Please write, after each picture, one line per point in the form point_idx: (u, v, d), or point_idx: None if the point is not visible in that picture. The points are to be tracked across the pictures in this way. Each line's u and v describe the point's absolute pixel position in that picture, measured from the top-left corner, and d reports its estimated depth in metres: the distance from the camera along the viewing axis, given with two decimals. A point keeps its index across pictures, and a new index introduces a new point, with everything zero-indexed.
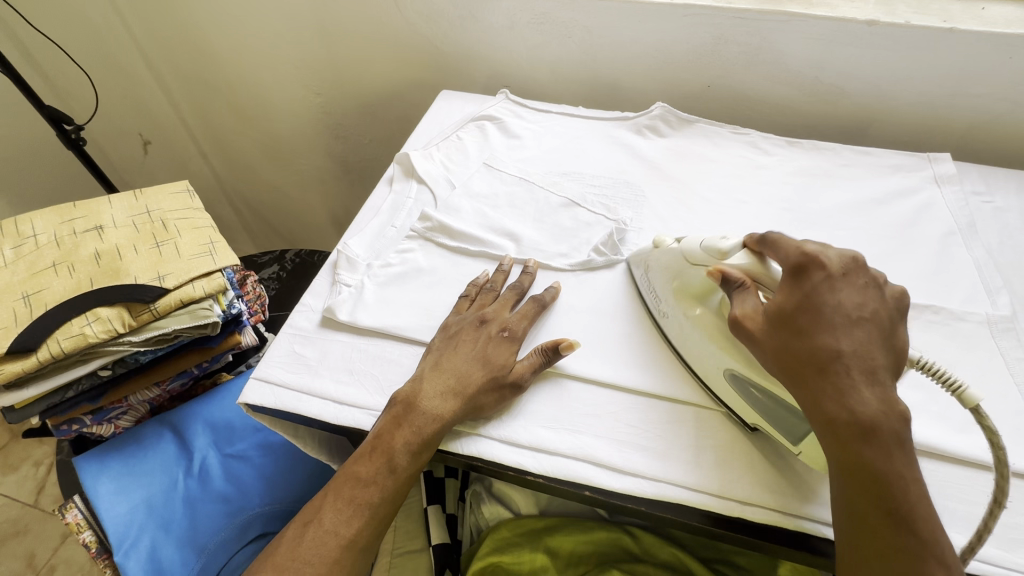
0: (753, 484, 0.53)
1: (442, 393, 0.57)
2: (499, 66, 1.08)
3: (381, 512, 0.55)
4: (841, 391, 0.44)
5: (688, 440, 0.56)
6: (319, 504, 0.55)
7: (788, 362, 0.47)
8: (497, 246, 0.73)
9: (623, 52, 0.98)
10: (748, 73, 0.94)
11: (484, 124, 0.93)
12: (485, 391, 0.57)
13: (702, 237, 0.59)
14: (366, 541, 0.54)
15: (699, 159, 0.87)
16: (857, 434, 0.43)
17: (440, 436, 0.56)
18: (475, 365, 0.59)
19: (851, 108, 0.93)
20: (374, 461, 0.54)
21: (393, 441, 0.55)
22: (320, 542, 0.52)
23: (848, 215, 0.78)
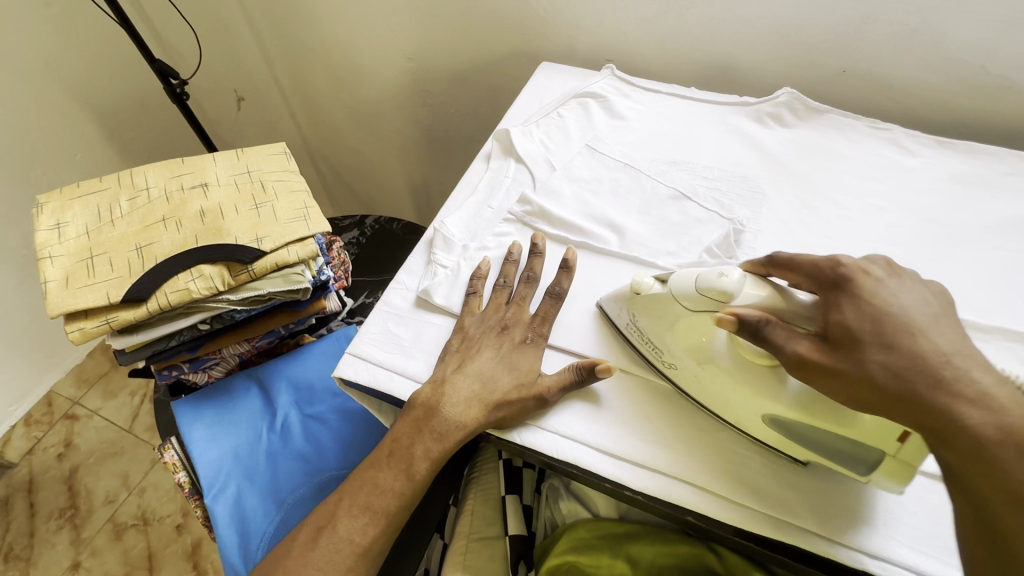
0: (892, 538, 0.47)
1: (461, 401, 0.55)
2: (602, 38, 1.00)
3: (399, 518, 0.55)
4: (973, 401, 0.37)
5: (813, 477, 0.51)
6: (338, 509, 0.55)
7: (894, 387, 0.40)
8: (599, 238, 0.68)
9: (747, 28, 0.88)
10: (897, 58, 0.82)
11: (587, 102, 0.88)
12: (509, 402, 0.55)
13: (695, 272, 0.50)
14: (384, 548, 0.55)
15: (829, 155, 0.77)
16: (1013, 450, 0.35)
17: (461, 442, 0.55)
18: (494, 375, 0.56)
19: (1019, 106, 0.80)
20: (391, 468, 0.55)
21: (412, 449, 0.55)
22: (337, 548, 0.53)
23: (1010, 233, 0.67)
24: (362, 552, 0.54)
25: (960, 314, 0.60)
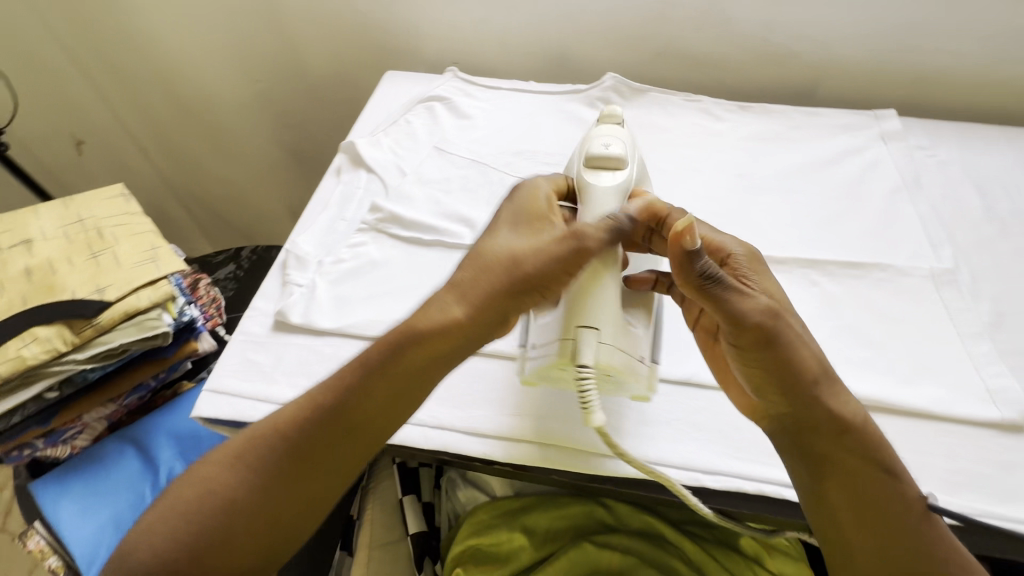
0: (721, 452, 0.54)
1: (456, 286, 0.52)
2: (445, 40, 1.04)
3: (345, 423, 0.50)
4: (837, 398, 0.50)
5: (657, 414, 0.56)
6: (281, 409, 0.52)
7: (796, 392, 0.49)
8: (452, 234, 0.71)
9: (571, 20, 0.95)
10: (699, 37, 0.93)
11: (433, 105, 0.90)
12: (509, 282, 0.51)
13: (606, 129, 0.61)
14: (323, 456, 0.50)
15: (653, 129, 0.86)
16: (858, 442, 0.49)
17: (451, 323, 0.51)
18: (501, 251, 0.53)
19: (800, 68, 0.93)
20: (357, 363, 0.52)
21: (389, 339, 0.52)
22: (265, 447, 0.50)
23: (801, 177, 0.78)
24: (296, 451, 0.50)
25: (765, 252, 0.70)
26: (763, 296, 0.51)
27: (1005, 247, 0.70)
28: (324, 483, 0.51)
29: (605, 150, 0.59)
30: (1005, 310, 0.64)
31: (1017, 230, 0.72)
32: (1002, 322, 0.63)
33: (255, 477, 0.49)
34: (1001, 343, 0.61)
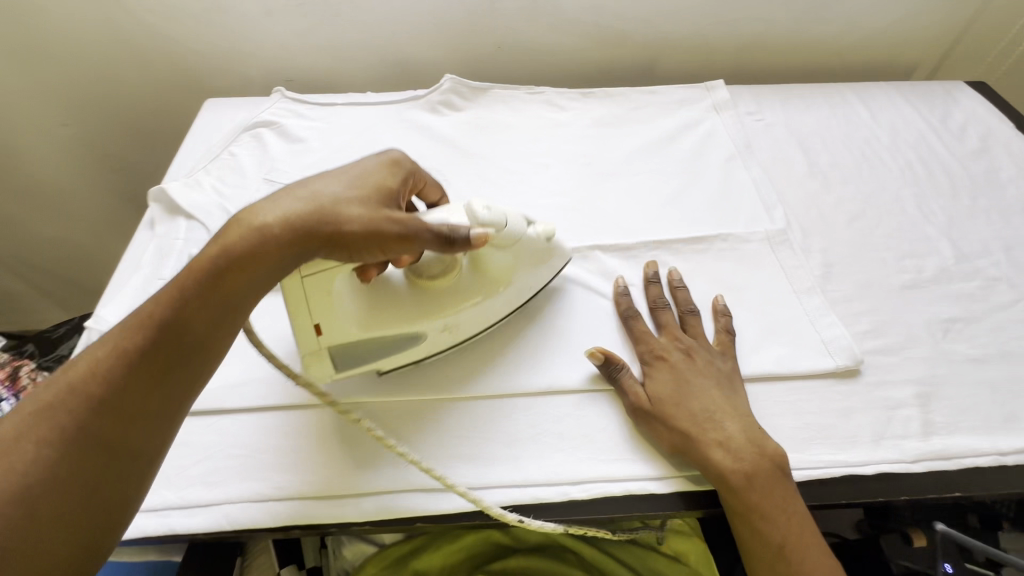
0: (582, 457, 0.53)
1: (263, 203, 0.45)
2: (272, 57, 0.95)
3: (158, 363, 0.40)
4: (725, 447, 0.50)
5: (519, 430, 0.54)
6: (61, 372, 0.39)
7: (680, 441, 0.51)
8: None
9: (400, 23, 0.90)
10: (532, 28, 0.91)
11: (260, 132, 0.82)
12: (335, 199, 0.46)
13: (507, 213, 0.55)
14: (132, 409, 0.39)
15: (498, 128, 0.83)
16: (743, 481, 0.49)
17: (269, 255, 0.43)
18: (319, 177, 0.49)
19: (634, 49, 0.94)
20: (164, 295, 0.42)
21: (193, 264, 0.43)
22: (43, 416, 0.37)
23: (644, 157, 0.79)
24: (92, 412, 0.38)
25: (616, 239, 0.70)
26: (667, 378, 0.55)
27: (828, 198, 0.74)
28: (137, 456, 0.39)
29: (484, 209, 0.53)
30: (833, 260, 0.68)
31: (836, 181, 0.76)
32: (831, 272, 0.66)
33: (30, 459, 0.35)
34: (831, 293, 0.65)
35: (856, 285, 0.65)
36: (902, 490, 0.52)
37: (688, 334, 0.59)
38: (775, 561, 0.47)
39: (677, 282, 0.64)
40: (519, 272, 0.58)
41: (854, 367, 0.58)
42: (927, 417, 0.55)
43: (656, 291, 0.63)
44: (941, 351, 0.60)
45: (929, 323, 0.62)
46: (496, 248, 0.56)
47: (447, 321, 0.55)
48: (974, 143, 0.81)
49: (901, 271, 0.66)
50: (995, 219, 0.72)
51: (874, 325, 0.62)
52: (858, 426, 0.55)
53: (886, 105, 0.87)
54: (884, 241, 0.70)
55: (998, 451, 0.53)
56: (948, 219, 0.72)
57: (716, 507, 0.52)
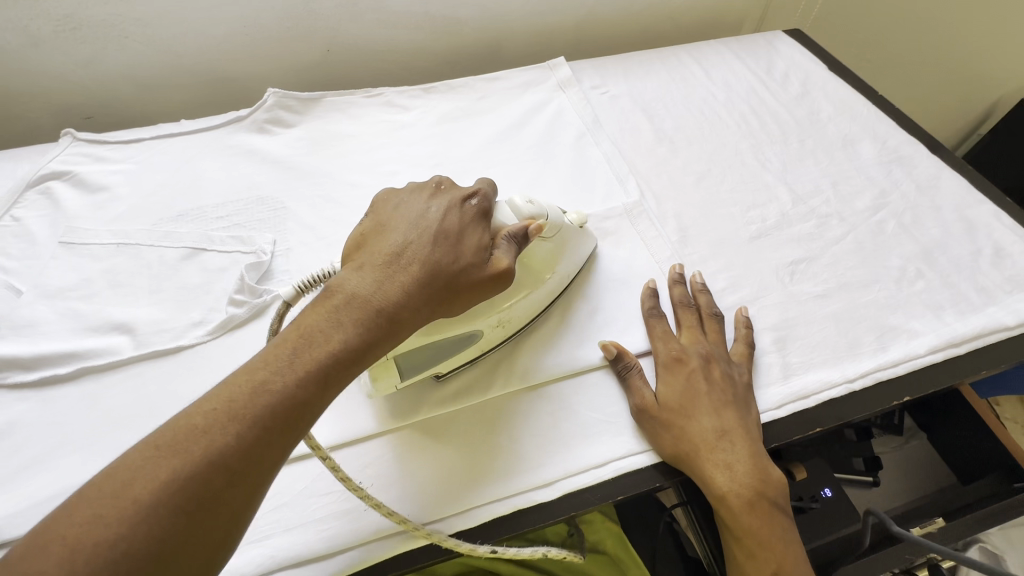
0: (475, 493, 0.49)
1: (383, 276, 0.45)
2: (56, 92, 0.81)
3: (287, 438, 0.37)
4: (729, 466, 0.49)
5: (416, 481, 0.49)
6: (187, 427, 0.35)
7: (689, 454, 0.50)
8: (103, 352, 0.56)
9: (205, 35, 0.79)
10: (359, 25, 0.84)
11: (50, 186, 0.70)
12: (455, 273, 0.46)
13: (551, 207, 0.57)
14: (257, 485, 0.36)
15: (337, 139, 0.76)
16: (745, 504, 0.49)
17: (394, 325, 0.43)
18: (433, 240, 0.47)
19: (472, 36, 0.91)
20: (299, 363, 0.39)
21: (331, 335, 0.41)
22: (180, 480, 0.33)
23: (496, 148, 0.76)
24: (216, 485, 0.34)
25: None
26: (681, 388, 0.53)
27: (676, 162, 0.76)
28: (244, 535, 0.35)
29: (528, 203, 0.54)
30: (686, 224, 0.69)
31: (682, 144, 0.78)
32: (686, 237, 0.68)
33: (162, 535, 0.31)
34: (689, 256, 0.66)
35: (710, 244, 0.67)
36: (771, 438, 0.54)
37: (707, 337, 0.57)
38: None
39: (678, 277, 0.62)
40: (560, 262, 0.58)
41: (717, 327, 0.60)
42: (786, 359, 0.58)
43: (682, 291, 0.61)
44: (791, 294, 0.63)
45: (777, 269, 0.65)
46: (544, 239, 0.56)
47: (501, 318, 0.54)
48: (797, 89, 0.87)
49: (749, 223, 0.69)
50: (822, 158, 0.77)
51: (729, 282, 0.64)
52: None
53: (718, 63, 0.90)
54: (730, 196, 0.72)
55: (848, 379, 0.56)
56: (782, 165, 0.76)
57: (604, 499, 0.50)
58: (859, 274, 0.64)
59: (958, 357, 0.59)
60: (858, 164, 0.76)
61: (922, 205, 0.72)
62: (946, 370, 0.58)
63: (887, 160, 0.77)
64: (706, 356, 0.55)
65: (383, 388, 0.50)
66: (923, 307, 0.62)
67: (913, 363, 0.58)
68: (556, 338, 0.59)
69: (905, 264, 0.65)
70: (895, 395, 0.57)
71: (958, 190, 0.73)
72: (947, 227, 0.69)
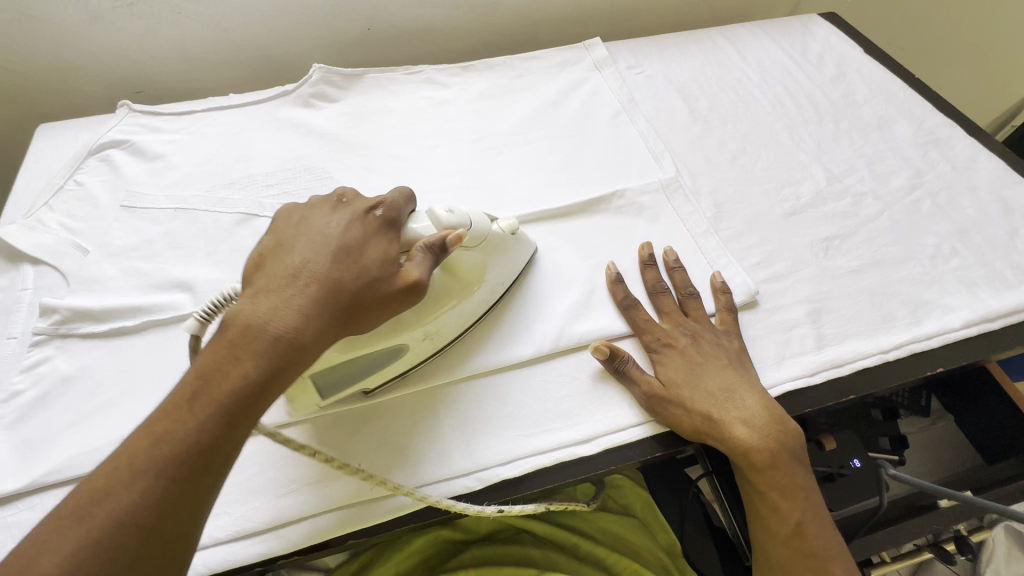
0: (509, 446, 0.52)
1: (283, 298, 0.41)
2: (111, 66, 0.84)
3: (198, 486, 0.36)
4: (746, 424, 0.51)
5: (453, 437, 0.52)
6: (89, 493, 0.34)
7: (702, 424, 0.51)
8: (166, 307, 0.59)
9: (253, 12, 0.82)
10: (399, 5, 0.86)
11: (110, 154, 0.73)
12: (365, 286, 0.43)
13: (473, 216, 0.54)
14: (180, 537, 0.35)
15: (379, 114, 0.79)
16: (768, 461, 0.50)
17: (311, 347, 0.40)
18: (336, 255, 0.44)
19: (509, 16, 0.92)
20: (202, 410, 0.37)
21: (231, 373, 0.38)
22: (83, 555, 0.32)
23: (533, 124, 0.78)
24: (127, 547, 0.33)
25: (516, 211, 0.68)
26: (676, 367, 0.54)
27: (710, 141, 0.77)
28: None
29: (448, 212, 0.51)
30: (721, 200, 0.70)
31: (716, 123, 0.79)
32: (721, 212, 0.69)
33: None
34: (723, 231, 0.67)
35: (745, 220, 0.68)
36: (805, 403, 0.55)
37: (690, 317, 0.58)
38: (792, 539, 0.50)
39: (649, 259, 0.63)
40: (491, 270, 0.56)
41: (751, 298, 0.61)
42: (820, 330, 0.59)
43: (654, 275, 0.62)
44: (825, 269, 0.64)
45: (811, 245, 0.66)
46: (468, 248, 0.53)
47: (428, 329, 0.52)
48: (832, 71, 0.87)
49: (783, 200, 0.70)
50: (857, 138, 0.77)
51: (764, 256, 0.65)
52: (761, 352, 0.58)
53: (752, 45, 0.91)
54: (764, 174, 0.73)
55: (881, 350, 0.58)
56: (817, 145, 0.77)
57: (645, 455, 0.53)
58: (894, 250, 0.65)
59: (994, 332, 0.60)
60: (893, 145, 0.77)
61: (958, 184, 0.72)
62: (979, 345, 0.59)
63: (923, 141, 0.77)
64: (688, 342, 0.56)
65: (304, 407, 0.51)
66: (957, 283, 0.63)
67: (947, 336, 0.59)
68: (593, 306, 0.61)
69: (940, 242, 0.66)
70: (928, 366, 0.58)
71: (995, 171, 0.73)
72: (983, 206, 0.70)
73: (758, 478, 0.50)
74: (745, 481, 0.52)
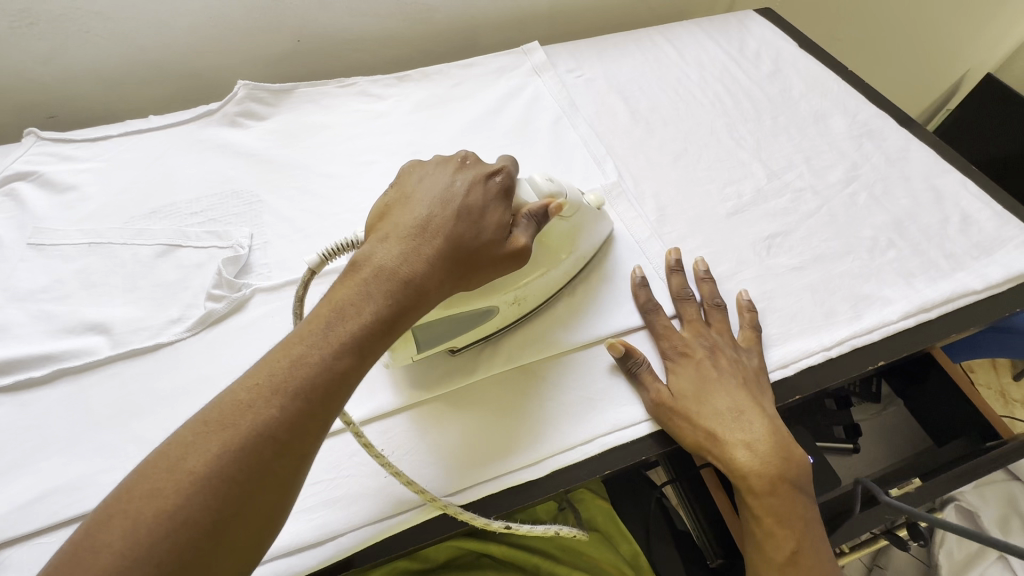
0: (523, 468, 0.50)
1: (412, 246, 0.44)
2: (16, 90, 0.78)
3: (327, 412, 0.37)
4: (748, 448, 0.49)
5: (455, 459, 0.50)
6: (233, 403, 0.35)
7: (705, 438, 0.50)
8: (79, 353, 0.54)
9: (171, 28, 0.78)
10: (329, 15, 0.83)
11: (15, 188, 0.68)
12: (482, 246, 0.46)
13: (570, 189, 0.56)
14: (303, 456, 0.36)
15: (311, 130, 0.75)
16: (769, 487, 0.49)
17: (433, 291, 0.44)
18: (459, 213, 0.47)
19: (444, 22, 0.90)
20: (337, 336, 0.39)
21: (364, 307, 0.41)
22: (227, 458, 0.33)
23: (473, 133, 0.76)
24: (265, 457, 0.34)
25: None
26: (688, 377, 0.53)
27: (653, 143, 0.76)
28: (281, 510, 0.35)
29: (547, 181, 0.53)
30: (665, 203, 0.70)
31: (657, 124, 0.79)
32: (665, 216, 0.68)
33: (215, 508, 0.32)
34: (668, 235, 0.67)
35: (688, 222, 0.68)
36: None
37: (711, 328, 0.57)
38: (785, 566, 0.48)
39: (674, 265, 0.61)
40: (578, 244, 0.58)
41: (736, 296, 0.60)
42: (764, 331, 0.59)
43: (679, 280, 0.61)
44: (767, 267, 0.64)
45: (754, 244, 0.66)
46: (563, 218, 0.55)
47: (517, 295, 0.53)
48: (768, 66, 0.88)
49: (725, 200, 0.70)
50: (795, 134, 0.78)
51: (708, 257, 0.65)
52: None
53: (691, 42, 0.91)
54: (706, 174, 0.73)
55: (824, 347, 0.58)
56: (756, 142, 0.77)
57: (591, 475, 0.50)
58: (833, 246, 0.66)
59: (930, 321, 0.61)
60: (830, 138, 0.78)
61: (892, 176, 0.73)
62: (918, 334, 0.60)
63: (857, 134, 0.78)
64: (710, 356, 0.54)
65: (401, 360, 0.51)
66: (894, 275, 0.64)
67: (886, 329, 0.59)
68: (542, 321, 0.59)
69: (876, 234, 0.67)
70: (870, 361, 0.58)
71: (926, 160, 0.75)
72: (916, 197, 0.71)
73: (757, 504, 0.49)
74: (743, 505, 0.50)
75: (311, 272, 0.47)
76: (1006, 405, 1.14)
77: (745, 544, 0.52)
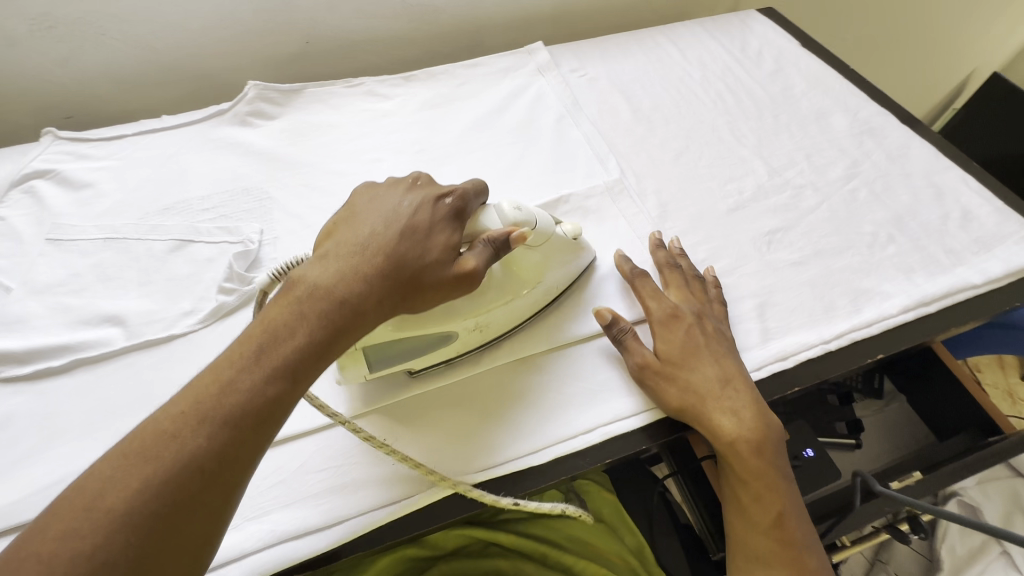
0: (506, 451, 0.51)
1: (348, 268, 0.43)
2: (35, 91, 0.80)
3: (257, 439, 0.37)
4: (734, 413, 0.51)
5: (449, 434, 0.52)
6: (155, 434, 0.35)
7: (692, 404, 0.51)
8: (95, 343, 0.56)
9: (183, 31, 0.80)
10: (337, 17, 0.84)
11: (34, 185, 0.70)
12: (425, 269, 0.45)
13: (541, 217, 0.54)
14: (233, 483, 0.36)
15: (320, 129, 0.77)
16: (754, 452, 0.50)
17: (369, 314, 0.43)
18: (403, 235, 0.46)
19: (450, 23, 0.91)
20: (267, 363, 0.39)
21: (295, 332, 0.40)
22: (147, 491, 0.33)
23: (478, 132, 0.77)
24: (186, 489, 0.34)
25: None
26: (677, 343, 0.54)
27: (654, 141, 0.77)
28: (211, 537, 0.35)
29: (514, 209, 0.52)
30: (666, 199, 0.71)
31: (659, 123, 0.80)
32: (666, 212, 0.69)
33: (135, 543, 0.32)
34: (668, 231, 0.68)
35: (689, 218, 0.69)
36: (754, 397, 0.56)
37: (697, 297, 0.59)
38: (773, 529, 0.49)
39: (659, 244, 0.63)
40: (547, 273, 0.57)
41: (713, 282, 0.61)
42: (764, 324, 0.60)
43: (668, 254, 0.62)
44: (768, 262, 0.65)
45: (755, 240, 0.67)
46: (531, 247, 0.54)
47: (477, 322, 0.53)
48: (770, 65, 0.89)
49: (726, 196, 0.71)
50: (796, 131, 0.79)
51: (709, 252, 0.66)
52: None
53: (694, 42, 0.92)
54: (708, 171, 0.74)
55: (824, 340, 0.58)
56: (757, 140, 0.78)
57: (596, 462, 0.51)
58: (834, 241, 0.67)
59: (930, 315, 0.61)
60: (831, 136, 0.78)
61: (893, 172, 0.74)
62: (918, 328, 0.61)
63: (858, 131, 0.79)
64: (698, 324, 0.56)
65: (352, 378, 0.52)
66: (894, 269, 0.64)
67: (886, 323, 0.60)
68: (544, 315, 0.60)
69: (876, 230, 0.68)
70: (869, 353, 0.59)
71: (927, 157, 0.75)
72: (916, 193, 0.71)
73: (741, 468, 0.50)
74: (728, 472, 0.51)
75: (264, 295, 0.48)
76: (1013, 404, 1.14)
77: (726, 510, 0.52)
